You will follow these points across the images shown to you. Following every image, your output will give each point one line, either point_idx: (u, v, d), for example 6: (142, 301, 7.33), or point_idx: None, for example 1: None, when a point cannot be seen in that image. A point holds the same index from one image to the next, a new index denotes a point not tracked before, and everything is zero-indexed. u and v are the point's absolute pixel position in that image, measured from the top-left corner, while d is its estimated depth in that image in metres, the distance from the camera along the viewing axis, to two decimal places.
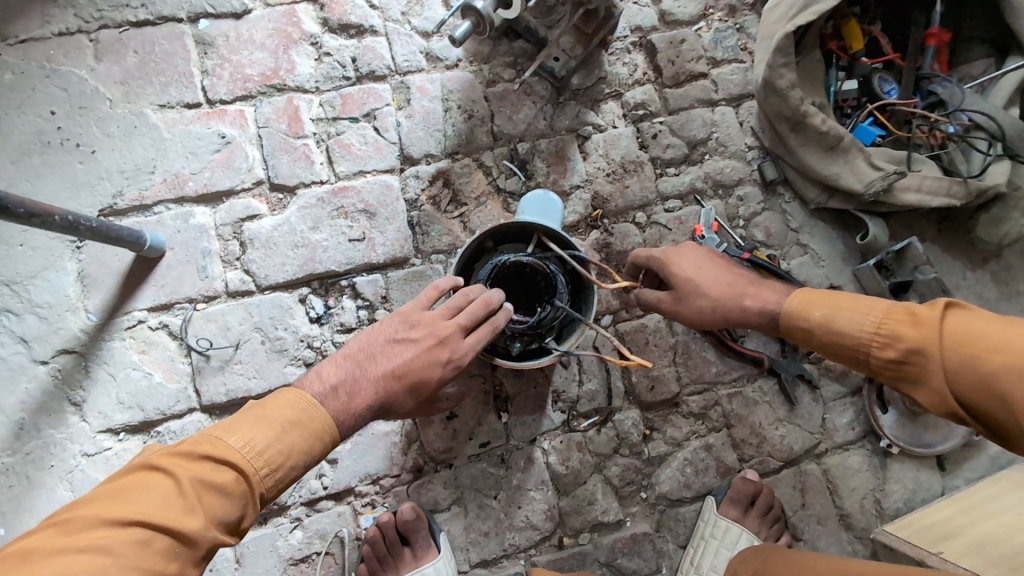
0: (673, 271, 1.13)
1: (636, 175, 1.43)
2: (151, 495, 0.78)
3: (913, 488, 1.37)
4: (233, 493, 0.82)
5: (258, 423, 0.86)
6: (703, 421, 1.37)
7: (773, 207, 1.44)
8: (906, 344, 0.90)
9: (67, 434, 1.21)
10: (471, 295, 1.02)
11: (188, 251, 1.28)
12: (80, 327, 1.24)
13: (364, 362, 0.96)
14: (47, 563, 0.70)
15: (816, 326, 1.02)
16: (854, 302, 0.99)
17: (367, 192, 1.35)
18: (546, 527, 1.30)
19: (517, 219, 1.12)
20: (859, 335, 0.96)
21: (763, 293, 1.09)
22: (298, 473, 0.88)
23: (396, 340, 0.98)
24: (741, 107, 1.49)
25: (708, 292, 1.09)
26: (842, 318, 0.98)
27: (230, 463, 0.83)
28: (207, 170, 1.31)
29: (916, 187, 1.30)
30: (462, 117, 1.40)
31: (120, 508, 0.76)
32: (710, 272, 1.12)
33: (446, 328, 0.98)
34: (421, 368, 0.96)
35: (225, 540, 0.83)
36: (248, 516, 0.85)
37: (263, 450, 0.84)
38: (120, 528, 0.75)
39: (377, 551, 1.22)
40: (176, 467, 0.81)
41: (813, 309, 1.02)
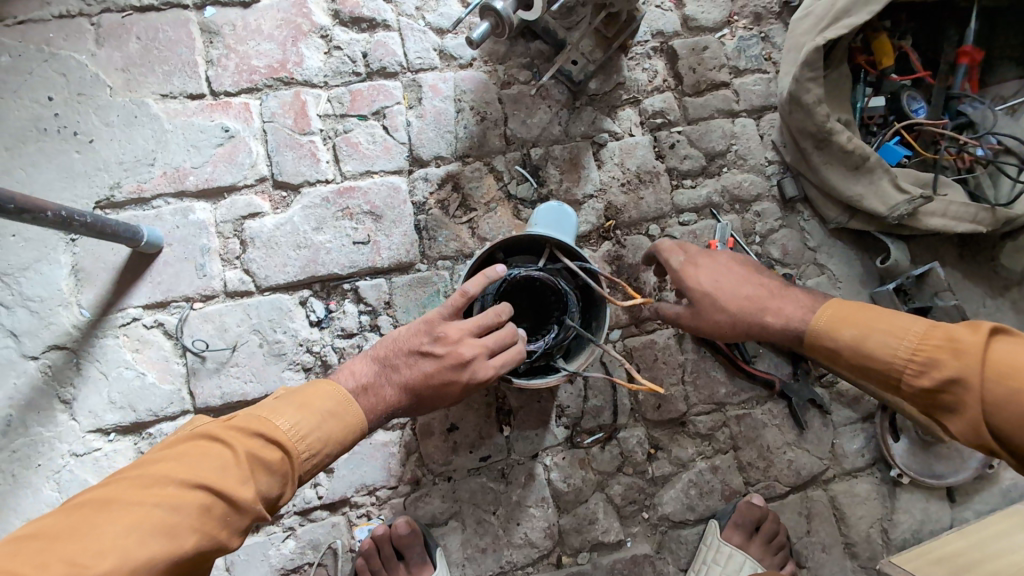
0: (688, 283, 1.11)
1: (652, 187, 1.39)
2: (211, 460, 0.76)
3: (922, 519, 1.34)
4: (278, 472, 0.79)
5: (303, 408, 0.83)
6: (710, 442, 1.34)
7: (791, 225, 1.40)
8: (944, 372, 0.86)
9: (56, 432, 1.17)
10: (502, 313, 0.96)
11: (187, 248, 1.24)
12: (73, 323, 1.20)
13: (390, 369, 0.93)
14: (120, 514, 0.68)
15: (845, 346, 0.97)
16: (888, 323, 0.94)
17: (374, 193, 1.31)
18: (545, 545, 1.26)
19: (529, 232, 1.07)
20: (892, 360, 0.92)
21: (785, 308, 1.05)
22: (335, 460, 0.86)
23: (421, 352, 0.93)
24: (763, 119, 1.45)
25: (725, 306, 1.07)
26: (875, 339, 0.94)
27: (280, 442, 0.80)
28: (209, 164, 1.26)
29: (942, 212, 1.26)
30: (475, 119, 1.35)
31: (182, 468, 0.74)
32: (729, 285, 1.09)
33: (472, 349, 0.93)
34: (442, 385, 0.93)
35: (267, 517, 0.81)
36: (286, 495, 0.82)
37: (308, 434, 0.82)
38: (183, 489, 0.72)
39: (371, 565, 1.18)
40: (232, 437, 0.78)
41: (841, 329, 0.98)
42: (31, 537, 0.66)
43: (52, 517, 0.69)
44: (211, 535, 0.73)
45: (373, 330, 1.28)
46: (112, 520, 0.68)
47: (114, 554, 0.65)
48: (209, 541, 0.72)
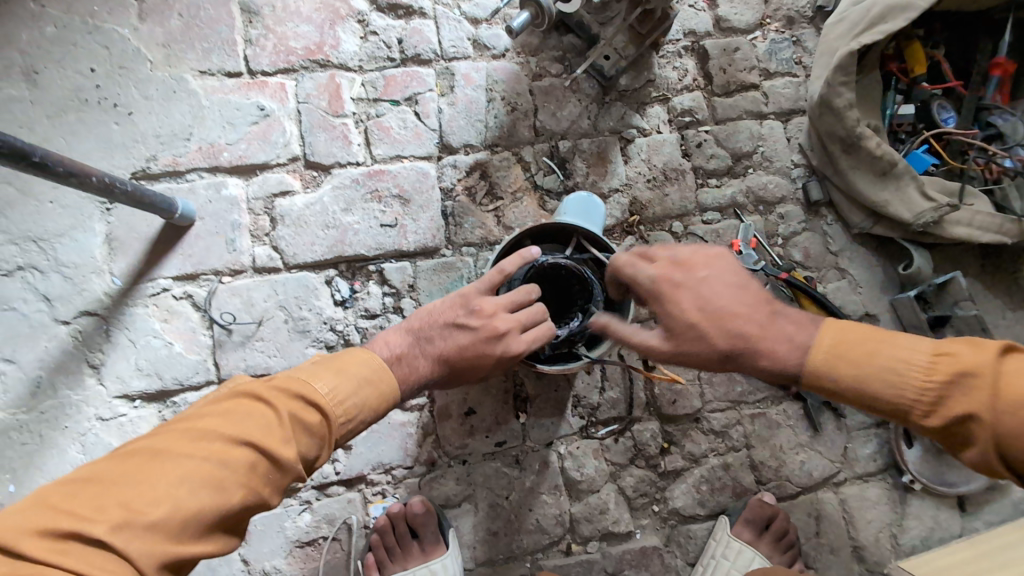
0: (668, 311, 0.91)
1: (677, 184, 1.40)
2: (254, 419, 0.81)
3: (931, 526, 1.34)
4: (316, 433, 0.85)
5: (340, 374, 0.89)
6: (723, 439, 1.35)
7: (814, 228, 1.41)
8: (958, 411, 0.77)
9: (83, 396, 1.19)
10: (532, 294, 1.02)
11: (218, 223, 1.26)
12: (104, 290, 1.22)
13: (424, 342, 0.98)
14: (172, 466, 0.74)
15: (845, 387, 0.84)
16: (889, 356, 0.82)
17: (403, 177, 1.33)
18: (556, 532, 1.28)
19: (557, 220, 1.09)
20: (899, 396, 0.81)
21: (779, 347, 0.87)
22: (368, 426, 0.91)
23: (456, 325, 0.98)
24: (790, 122, 1.45)
25: (714, 343, 0.89)
26: (878, 377, 0.82)
27: (319, 406, 0.85)
28: (243, 141, 1.28)
29: (967, 221, 1.27)
30: (506, 109, 1.37)
31: (227, 425, 0.79)
32: (718, 313, 0.89)
33: (505, 323, 0.98)
34: (476, 357, 0.96)
35: (305, 476, 0.86)
36: (323, 457, 0.87)
37: (345, 399, 0.87)
38: (229, 445, 0.78)
39: (386, 542, 1.20)
40: (275, 399, 0.84)
41: (840, 367, 0.84)
42: (92, 483, 0.72)
43: (109, 463, 0.75)
44: (254, 490, 0.78)
45: (397, 312, 1.30)
46: (164, 471, 0.74)
47: (166, 503, 0.71)
48: (252, 496, 0.78)
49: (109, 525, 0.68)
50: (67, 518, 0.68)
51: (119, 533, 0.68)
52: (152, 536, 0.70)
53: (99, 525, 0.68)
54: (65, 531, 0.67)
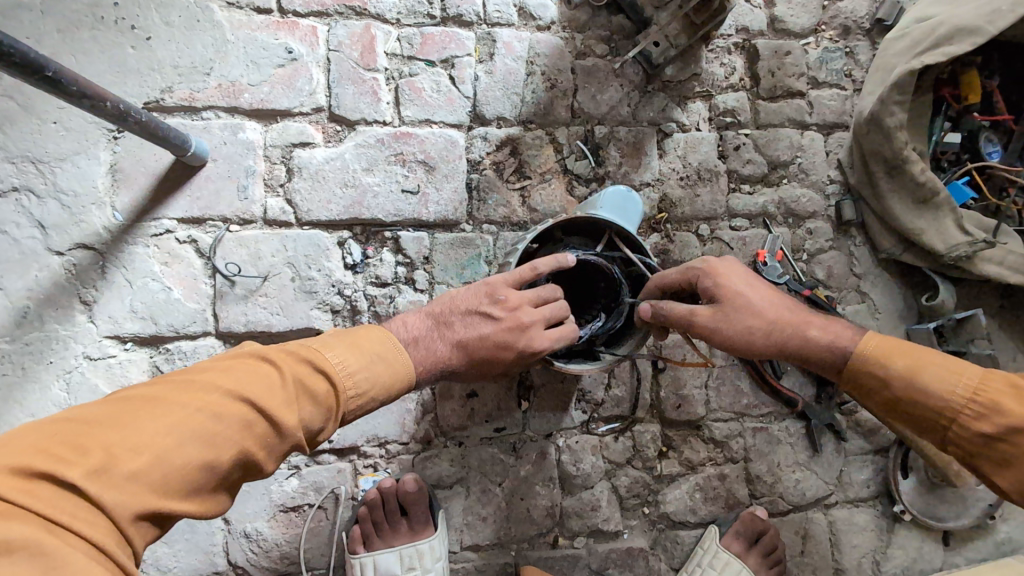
0: (723, 280, 0.98)
1: (710, 186, 1.35)
2: (259, 377, 0.78)
3: (914, 557, 1.35)
4: (322, 403, 0.81)
5: (353, 347, 0.86)
6: (723, 450, 1.33)
7: (841, 247, 1.38)
8: (1007, 418, 0.83)
9: (72, 332, 1.13)
10: (558, 293, 0.99)
11: (231, 167, 1.20)
12: (104, 225, 1.15)
13: (444, 327, 0.94)
14: (164, 414, 0.70)
15: (897, 379, 0.91)
16: (942, 359, 0.90)
17: (430, 143, 1.26)
18: (545, 523, 1.26)
19: (594, 214, 1.02)
20: (948, 399, 0.87)
21: (830, 327, 0.97)
22: (376, 406, 0.87)
23: (478, 312, 0.94)
24: (832, 136, 1.41)
25: (763, 312, 0.96)
26: (929, 376, 0.89)
27: (329, 374, 0.82)
28: (266, 84, 1.21)
29: (998, 260, 1.25)
30: (544, 85, 1.30)
31: (230, 380, 0.76)
32: (767, 291, 0.99)
33: (530, 315, 0.94)
34: (496, 348, 0.93)
35: (304, 447, 0.82)
36: (327, 431, 0.83)
37: (355, 372, 0.84)
38: (229, 399, 0.74)
39: (374, 516, 1.16)
40: (283, 362, 0.81)
41: (894, 359, 0.92)
42: (77, 423, 0.68)
43: (98, 406, 0.71)
44: (248, 451, 0.74)
45: (408, 283, 1.25)
46: (154, 417, 0.69)
47: (152, 451, 0.67)
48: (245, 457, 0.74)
49: (87, 470, 0.64)
50: (42, 457, 0.63)
51: (98, 478, 0.64)
52: (133, 485, 0.65)
53: (77, 468, 0.63)
54: (39, 470, 0.62)
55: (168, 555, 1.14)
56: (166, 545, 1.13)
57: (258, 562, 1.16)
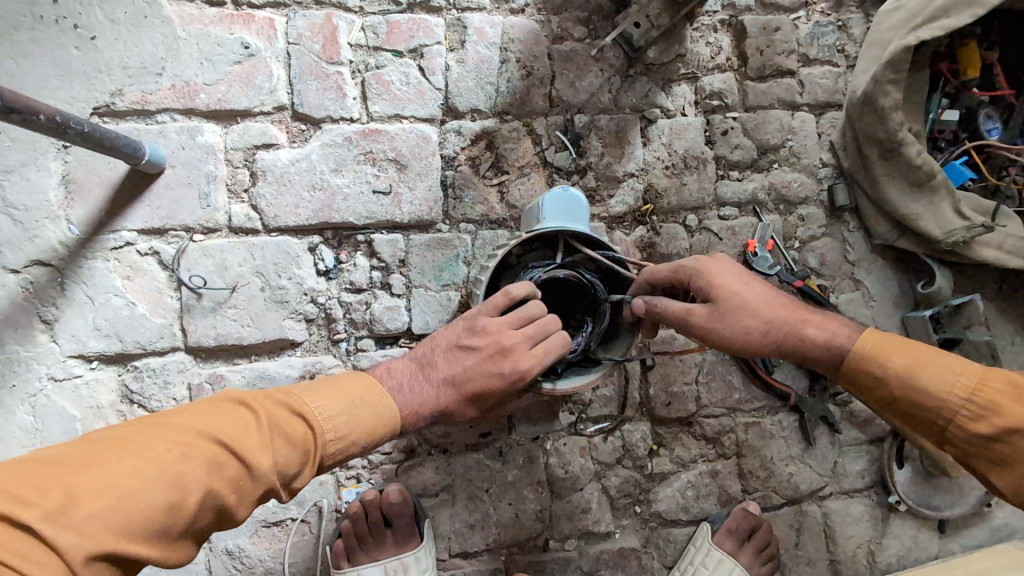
0: (716, 280, 0.92)
1: (697, 174, 1.29)
2: (234, 421, 0.76)
3: (910, 546, 1.34)
4: (299, 445, 0.78)
5: (336, 391, 0.84)
6: (714, 446, 1.30)
7: (834, 234, 1.33)
8: (1004, 419, 0.79)
9: (33, 353, 1.09)
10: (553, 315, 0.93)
11: (191, 173, 1.14)
12: (59, 239, 1.09)
13: (429, 367, 0.91)
14: (134, 454, 0.68)
15: (893, 377, 0.88)
16: (940, 357, 0.87)
17: (401, 140, 1.20)
18: (534, 527, 1.24)
19: (539, 229, 0.96)
20: (945, 399, 0.84)
21: (824, 326, 0.93)
22: (358, 451, 0.83)
23: (460, 345, 0.91)
24: (824, 117, 1.35)
25: (760, 311, 0.91)
26: (925, 374, 0.86)
27: (307, 416, 0.80)
28: (223, 83, 1.14)
29: (996, 244, 1.20)
30: (520, 73, 1.23)
31: (204, 423, 0.75)
32: (764, 288, 0.94)
33: (513, 339, 0.89)
34: (480, 379, 0.89)
35: (278, 494, 0.78)
36: (303, 476, 0.80)
37: (335, 416, 0.81)
38: (201, 441, 0.72)
39: (357, 530, 1.14)
40: (261, 406, 0.79)
41: (891, 356, 0.89)
42: (45, 463, 0.66)
43: (70, 447, 0.69)
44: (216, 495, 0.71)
45: (384, 288, 1.20)
46: (123, 457, 0.67)
47: (116, 492, 0.64)
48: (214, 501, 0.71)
49: (47, 511, 0.61)
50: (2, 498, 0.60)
51: (55, 519, 0.61)
52: (92, 526, 0.62)
53: (36, 508, 0.60)
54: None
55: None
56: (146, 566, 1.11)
57: None
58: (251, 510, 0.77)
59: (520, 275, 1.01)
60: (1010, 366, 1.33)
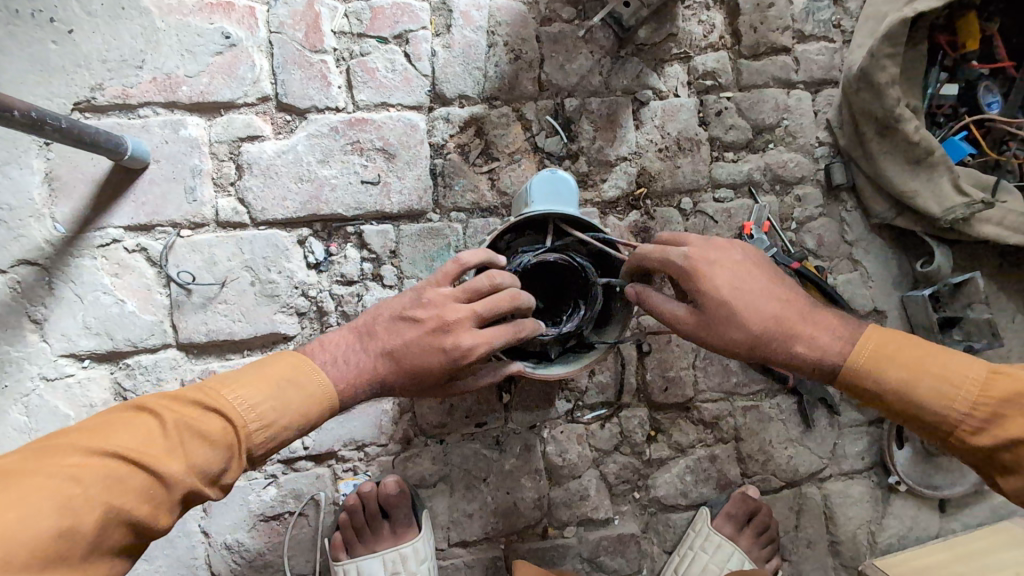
0: (699, 285, 0.89)
1: (690, 156, 1.27)
2: (137, 431, 0.75)
3: (910, 526, 1.34)
4: (219, 442, 0.77)
5: (253, 380, 0.82)
6: (712, 431, 1.30)
7: (831, 214, 1.31)
8: (1009, 432, 0.78)
9: (24, 353, 1.08)
10: (498, 274, 0.88)
11: (176, 167, 1.12)
12: (45, 238, 1.08)
13: (367, 337, 0.90)
14: (19, 485, 0.65)
15: (892, 393, 0.84)
16: (938, 368, 0.83)
17: (388, 128, 1.18)
18: (533, 515, 1.24)
19: (529, 212, 0.96)
20: (946, 413, 0.82)
21: (817, 338, 0.88)
22: (288, 436, 0.82)
23: (403, 317, 0.89)
24: (820, 94, 1.32)
25: (747, 325, 0.87)
26: (925, 388, 0.83)
27: (222, 412, 0.78)
28: (205, 75, 1.11)
29: (996, 220, 1.18)
30: (508, 57, 1.21)
31: (98, 440, 0.72)
32: (755, 296, 0.88)
33: (455, 312, 0.86)
34: (423, 354, 0.86)
35: (205, 493, 0.77)
36: (232, 470, 0.79)
37: (255, 405, 0.80)
38: (97, 459, 0.70)
39: (355, 522, 1.14)
40: (166, 410, 0.77)
41: (887, 372, 0.84)
42: None
43: None
44: (122, 509, 0.69)
45: (376, 280, 1.19)
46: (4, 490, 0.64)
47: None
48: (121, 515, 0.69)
49: None
50: None
51: None
52: None
53: None
54: None
55: (151, 571, 1.13)
56: (146, 562, 1.12)
57: (242, 572, 1.15)
58: (174, 516, 0.76)
59: (511, 260, 0.99)
60: (1010, 344, 1.32)
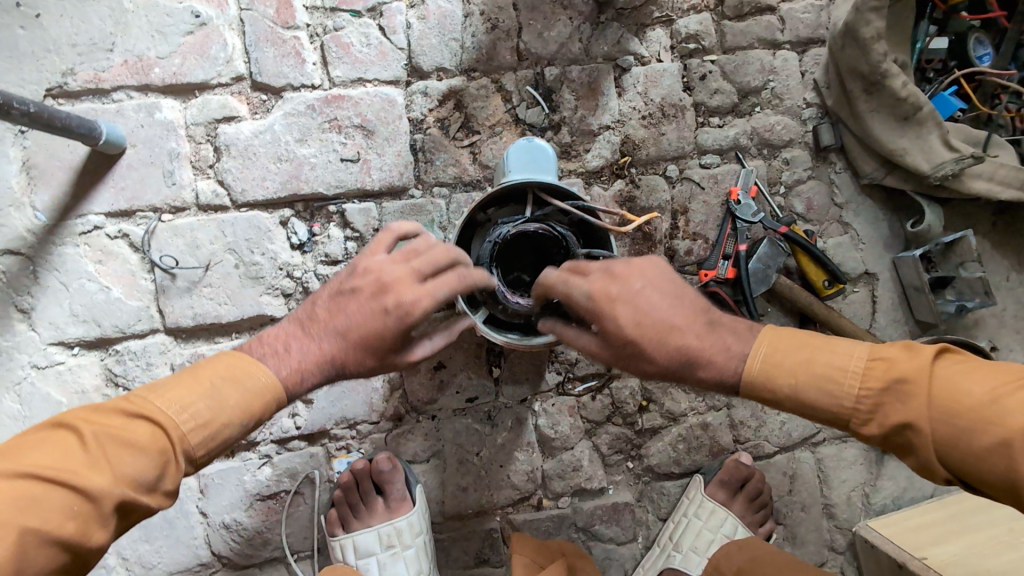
0: (604, 321, 0.80)
1: (675, 122, 1.25)
2: (53, 448, 0.69)
3: (904, 486, 1.34)
4: (148, 448, 0.72)
5: (184, 381, 0.77)
6: (704, 399, 1.29)
7: (820, 176, 1.29)
8: (896, 418, 0.73)
9: (14, 343, 1.09)
10: (429, 236, 0.89)
11: (153, 151, 1.11)
12: (26, 227, 1.08)
13: (307, 322, 0.85)
14: None
15: (786, 400, 0.78)
16: (822, 364, 0.76)
17: (366, 104, 1.16)
18: (527, 487, 1.25)
19: (508, 182, 0.95)
20: (837, 409, 0.76)
21: (720, 358, 0.79)
22: (231, 432, 0.77)
23: (339, 292, 0.85)
24: (807, 54, 1.28)
25: (656, 357, 0.79)
26: (812, 386, 0.76)
27: (150, 418, 0.73)
28: (177, 56, 1.10)
29: (988, 176, 1.16)
30: (484, 27, 1.18)
31: (13, 461, 0.67)
32: (661, 323, 0.79)
33: (393, 272, 0.84)
34: (369, 322, 0.82)
35: (142, 503, 0.72)
36: (170, 477, 0.74)
37: (187, 405, 0.75)
38: (5, 482, 0.65)
39: (349, 498, 1.15)
40: (84, 422, 0.72)
41: (777, 378, 0.77)
42: None
43: None
44: (37, 532, 0.65)
45: None
46: None
47: None
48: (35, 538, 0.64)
49: None
50: None
51: None
52: None
53: None
54: None
55: (153, 552, 1.15)
56: (148, 543, 1.14)
57: (241, 550, 1.17)
58: (109, 531, 0.71)
59: (491, 232, 0.98)
60: (1004, 302, 1.30)
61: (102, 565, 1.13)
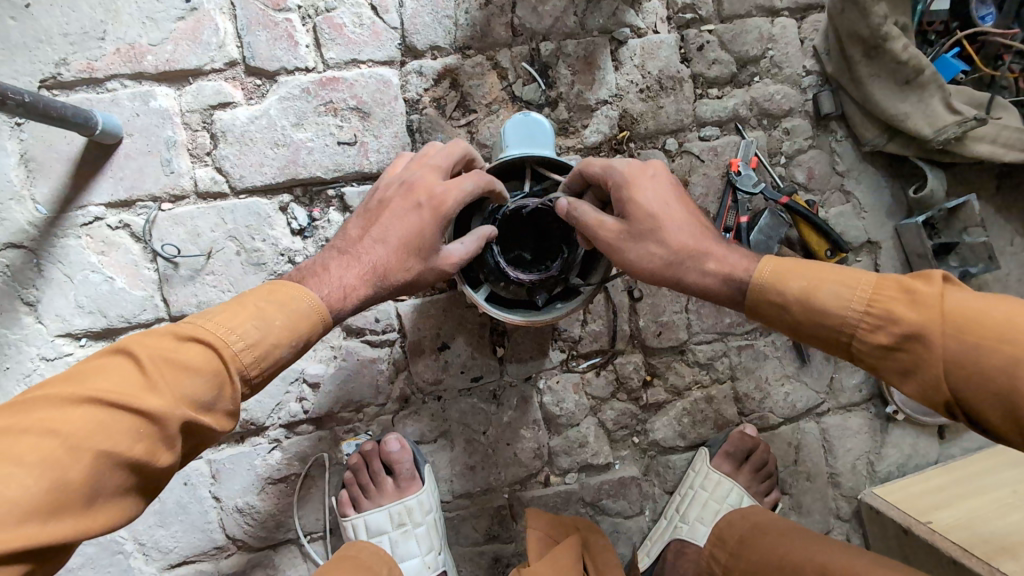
0: (633, 194, 0.87)
1: (673, 94, 1.23)
2: (109, 374, 0.69)
3: (909, 454, 1.35)
4: (205, 369, 0.71)
5: (229, 308, 0.77)
6: (708, 371, 1.30)
7: (821, 145, 1.28)
8: (903, 327, 0.73)
9: (21, 335, 1.10)
10: (434, 145, 0.97)
11: (149, 140, 1.11)
12: (28, 220, 1.09)
13: (342, 244, 0.89)
14: None
15: (794, 304, 0.80)
16: (836, 272, 0.79)
17: (360, 86, 1.15)
18: (534, 464, 1.26)
19: (504, 157, 0.94)
20: (844, 315, 0.76)
21: (729, 257, 0.86)
22: (281, 354, 0.77)
23: (367, 210, 0.91)
24: (805, 21, 1.27)
25: (665, 240, 0.86)
26: (822, 292, 0.78)
27: (204, 340, 0.73)
28: (169, 42, 1.09)
29: (991, 137, 1.16)
30: (478, 3, 1.17)
31: (74, 386, 0.67)
32: (680, 213, 0.87)
33: (416, 175, 0.90)
34: (407, 220, 0.87)
35: (203, 424, 0.72)
36: (227, 398, 0.74)
37: (237, 327, 0.75)
38: (69, 409, 0.64)
39: (360, 479, 1.17)
40: (137, 347, 0.71)
41: (789, 280, 0.80)
42: None
43: None
44: (107, 453, 0.64)
45: None
46: None
47: None
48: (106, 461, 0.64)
49: None
50: None
51: None
52: None
53: None
54: None
55: (169, 537, 1.17)
56: (163, 528, 1.16)
57: (255, 533, 1.19)
58: (175, 453, 0.71)
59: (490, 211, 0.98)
60: (1008, 267, 1.30)
61: (120, 551, 1.15)
